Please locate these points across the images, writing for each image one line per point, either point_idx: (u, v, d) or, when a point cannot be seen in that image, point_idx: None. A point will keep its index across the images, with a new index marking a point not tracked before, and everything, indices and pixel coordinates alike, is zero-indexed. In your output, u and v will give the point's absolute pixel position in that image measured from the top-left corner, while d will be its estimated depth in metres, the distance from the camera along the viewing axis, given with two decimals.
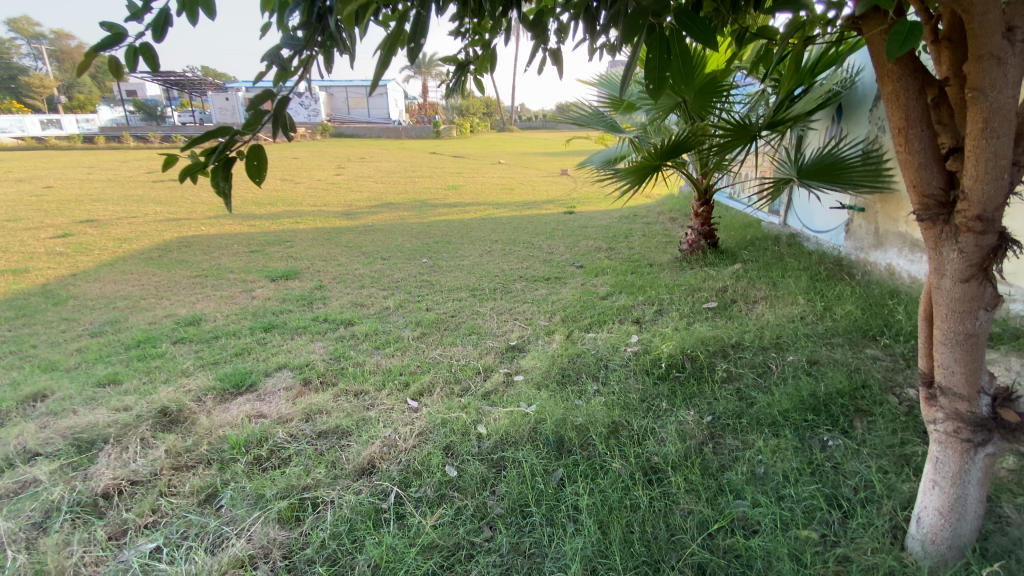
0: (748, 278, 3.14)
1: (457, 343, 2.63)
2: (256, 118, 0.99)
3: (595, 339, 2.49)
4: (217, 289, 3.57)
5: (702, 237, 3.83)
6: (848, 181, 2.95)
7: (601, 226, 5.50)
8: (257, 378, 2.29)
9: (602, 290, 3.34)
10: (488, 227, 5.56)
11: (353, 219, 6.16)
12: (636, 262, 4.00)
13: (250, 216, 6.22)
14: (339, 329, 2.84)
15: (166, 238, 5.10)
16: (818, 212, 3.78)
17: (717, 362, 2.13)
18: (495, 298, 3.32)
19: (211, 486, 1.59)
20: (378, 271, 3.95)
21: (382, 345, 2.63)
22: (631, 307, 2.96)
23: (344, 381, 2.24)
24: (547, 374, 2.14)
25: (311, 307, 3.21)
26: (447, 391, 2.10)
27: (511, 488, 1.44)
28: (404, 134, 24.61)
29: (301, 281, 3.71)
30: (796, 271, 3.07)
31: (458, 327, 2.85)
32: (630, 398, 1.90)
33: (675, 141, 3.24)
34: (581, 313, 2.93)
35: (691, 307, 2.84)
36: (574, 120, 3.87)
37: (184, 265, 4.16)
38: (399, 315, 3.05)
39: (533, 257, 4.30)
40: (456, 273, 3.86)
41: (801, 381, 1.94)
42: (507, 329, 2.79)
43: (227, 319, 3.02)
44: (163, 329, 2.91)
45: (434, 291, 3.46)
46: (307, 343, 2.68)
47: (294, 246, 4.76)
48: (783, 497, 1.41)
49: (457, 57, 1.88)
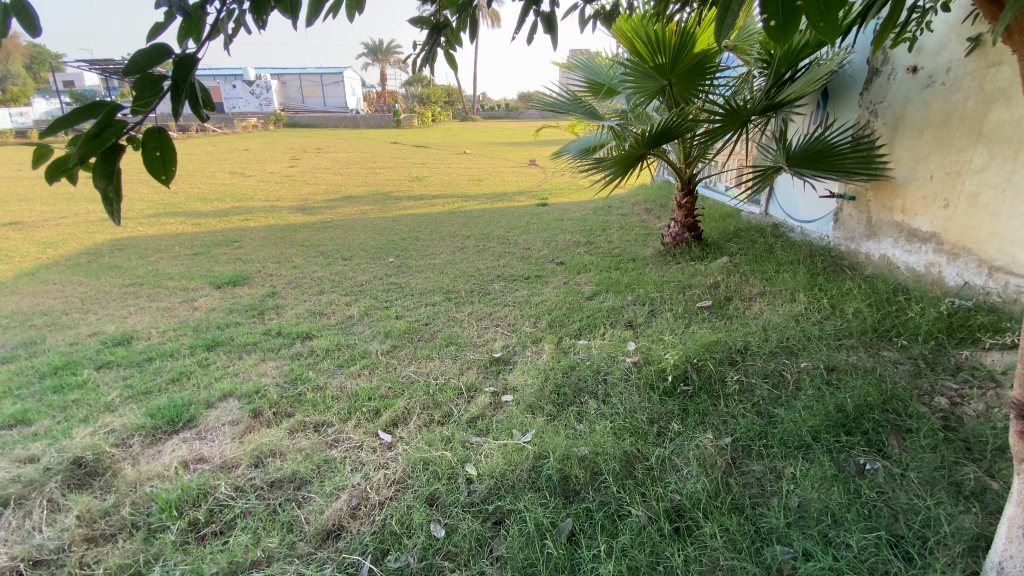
0: (740, 273, 2.96)
1: (432, 357, 2.34)
2: (147, 87, 0.70)
3: (587, 348, 2.24)
4: (152, 300, 3.13)
5: (686, 229, 3.61)
6: (840, 168, 2.80)
7: (576, 219, 5.26)
8: (197, 411, 1.93)
9: (587, 289, 3.10)
10: (458, 221, 5.23)
11: (311, 215, 5.71)
12: (619, 257, 3.78)
13: (195, 214, 5.68)
14: (295, 346, 2.49)
15: (98, 241, 4.55)
16: (803, 200, 3.66)
17: (726, 371, 1.92)
18: (471, 301, 3.03)
19: (132, 566, 1.25)
20: (339, 273, 3.59)
21: (346, 362, 2.31)
22: (621, 308, 2.72)
23: (302, 411, 1.92)
24: (541, 393, 1.88)
25: (263, 318, 2.83)
26: (425, 418, 1.81)
27: (513, 553, 1.18)
28: (363, 124, 23.74)
29: (251, 288, 3.31)
30: (789, 264, 2.91)
31: (433, 338, 2.55)
32: (638, 421, 1.67)
33: (661, 128, 3.00)
34: (568, 316, 2.68)
35: (685, 307, 2.63)
36: (551, 105, 3.58)
37: (116, 272, 3.67)
38: (365, 325, 2.72)
39: (509, 254, 4.02)
40: (427, 274, 3.54)
41: (822, 393, 1.75)
42: (489, 338, 2.51)
43: (163, 337, 2.61)
44: (86, 351, 2.48)
45: (403, 296, 3.14)
46: (259, 363, 2.32)
47: (244, 247, 4.30)
48: (832, 543, 1.21)
49: (429, 19, 1.59)
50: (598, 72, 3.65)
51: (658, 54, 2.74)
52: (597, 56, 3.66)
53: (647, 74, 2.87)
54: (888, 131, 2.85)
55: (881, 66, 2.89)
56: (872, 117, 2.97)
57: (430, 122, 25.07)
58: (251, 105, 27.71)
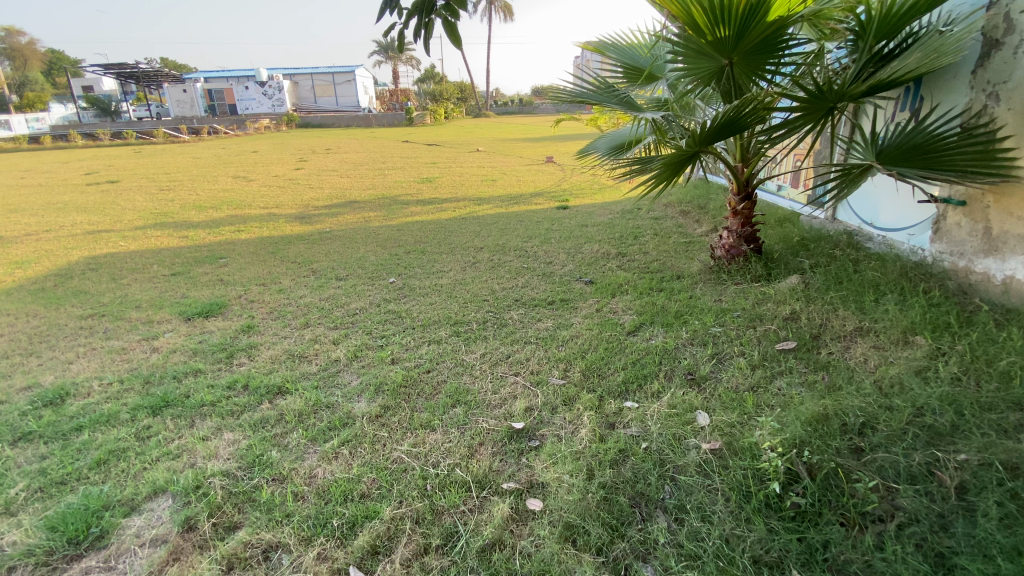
0: (823, 301, 2.35)
1: (433, 428, 1.77)
2: None
3: (640, 418, 1.66)
4: (108, 338, 2.64)
5: (743, 241, 2.98)
6: (952, 167, 2.15)
7: (602, 224, 4.66)
8: (111, 522, 1.41)
9: (626, 320, 2.52)
10: (471, 229, 4.68)
11: (309, 224, 5.22)
12: (660, 274, 3.18)
13: (186, 225, 5.23)
14: (261, 408, 1.96)
15: (73, 259, 4.10)
16: (886, 204, 3.01)
17: (853, 470, 1.34)
18: (484, 337, 2.47)
19: None
20: (331, 297, 3.07)
21: (323, 434, 1.78)
22: (676, 350, 2.14)
23: (253, 523, 1.39)
24: (586, 504, 1.32)
25: (231, 364, 2.31)
26: (417, 545, 1.27)
27: None
28: (375, 123, 23.36)
29: (226, 320, 2.80)
30: (889, 292, 2.28)
31: (436, 394, 1.99)
32: (738, 570, 1.11)
33: (725, 119, 2.35)
34: (608, 361, 2.10)
35: (760, 351, 2.04)
36: (578, 96, 2.97)
37: (79, 300, 3.20)
38: (353, 374, 2.18)
39: (528, 270, 3.45)
40: (431, 298, 3.01)
41: (1014, 518, 1.16)
42: (506, 395, 1.94)
43: (106, 392, 2.11)
44: (6, 412, 1.99)
45: (403, 330, 2.59)
46: (210, 436, 1.80)
47: (229, 265, 3.81)
48: None
49: None
50: (635, 56, 3.07)
51: (720, 26, 2.15)
52: (632, 38, 3.09)
53: (702, 52, 2.29)
54: (1017, 118, 2.20)
55: (1002, 36, 2.25)
56: (990, 100, 2.31)
57: (443, 119, 24.55)
58: (263, 106, 27.53)
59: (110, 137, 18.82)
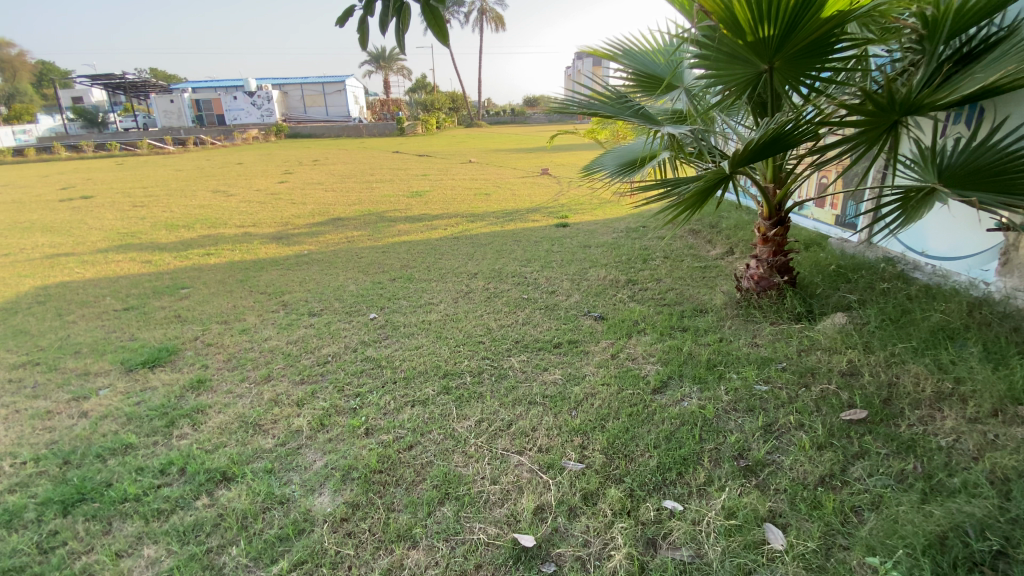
0: (885, 351, 1.96)
1: (415, 540, 1.35)
2: None
3: (691, 534, 1.26)
4: (33, 396, 2.20)
5: (774, 272, 2.59)
6: None
7: (607, 245, 4.27)
8: None
9: (648, 372, 2.12)
10: (464, 251, 4.28)
11: (287, 245, 4.79)
12: (680, 309, 2.78)
13: (153, 247, 4.79)
14: (197, 506, 1.53)
15: (17, 289, 3.65)
16: (938, 229, 2.63)
17: None
18: (479, 396, 2.05)
19: None
20: (301, 339, 2.65)
21: (269, 551, 1.35)
22: (717, 418, 1.74)
23: None
24: None
25: (170, 437, 1.87)
26: None
27: None
28: (365, 133, 22.97)
29: (175, 371, 2.37)
30: (967, 343, 1.89)
31: (420, 483, 1.57)
32: None
33: (768, 139, 1.97)
34: (634, 434, 1.69)
35: (823, 423, 1.64)
36: (587, 108, 2.62)
37: (11, 342, 2.76)
38: (318, 451, 1.76)
39: (529, 303, 3.04)
40: (417, 339, 2.59)
41: None
42: (510, 486, 1.52)
43: (5, 479, 1.67)
44: None
45: (380, 386, 2.17)
46: (127, 550, 1.38)
47: (192, 297, 3.38)
48: None
49: None
50: (648, 63, 2.72)
51: (766, 23, 1.76)
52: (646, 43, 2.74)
53: (737, 57, 1.94)
54: None
55: None
56: None
57: (434, 129, 24.24)
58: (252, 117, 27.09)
59: (92, 148, 18.35)
